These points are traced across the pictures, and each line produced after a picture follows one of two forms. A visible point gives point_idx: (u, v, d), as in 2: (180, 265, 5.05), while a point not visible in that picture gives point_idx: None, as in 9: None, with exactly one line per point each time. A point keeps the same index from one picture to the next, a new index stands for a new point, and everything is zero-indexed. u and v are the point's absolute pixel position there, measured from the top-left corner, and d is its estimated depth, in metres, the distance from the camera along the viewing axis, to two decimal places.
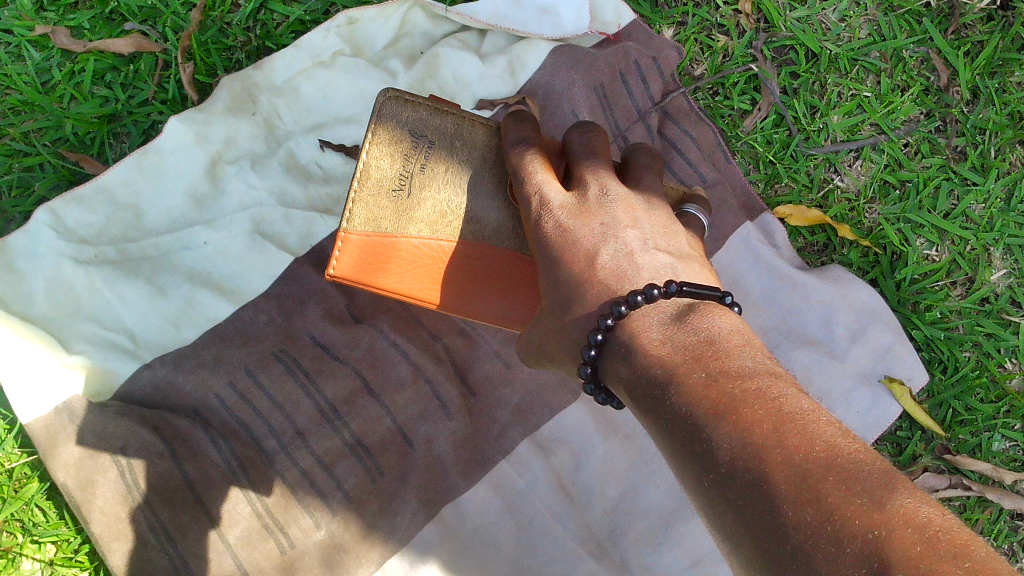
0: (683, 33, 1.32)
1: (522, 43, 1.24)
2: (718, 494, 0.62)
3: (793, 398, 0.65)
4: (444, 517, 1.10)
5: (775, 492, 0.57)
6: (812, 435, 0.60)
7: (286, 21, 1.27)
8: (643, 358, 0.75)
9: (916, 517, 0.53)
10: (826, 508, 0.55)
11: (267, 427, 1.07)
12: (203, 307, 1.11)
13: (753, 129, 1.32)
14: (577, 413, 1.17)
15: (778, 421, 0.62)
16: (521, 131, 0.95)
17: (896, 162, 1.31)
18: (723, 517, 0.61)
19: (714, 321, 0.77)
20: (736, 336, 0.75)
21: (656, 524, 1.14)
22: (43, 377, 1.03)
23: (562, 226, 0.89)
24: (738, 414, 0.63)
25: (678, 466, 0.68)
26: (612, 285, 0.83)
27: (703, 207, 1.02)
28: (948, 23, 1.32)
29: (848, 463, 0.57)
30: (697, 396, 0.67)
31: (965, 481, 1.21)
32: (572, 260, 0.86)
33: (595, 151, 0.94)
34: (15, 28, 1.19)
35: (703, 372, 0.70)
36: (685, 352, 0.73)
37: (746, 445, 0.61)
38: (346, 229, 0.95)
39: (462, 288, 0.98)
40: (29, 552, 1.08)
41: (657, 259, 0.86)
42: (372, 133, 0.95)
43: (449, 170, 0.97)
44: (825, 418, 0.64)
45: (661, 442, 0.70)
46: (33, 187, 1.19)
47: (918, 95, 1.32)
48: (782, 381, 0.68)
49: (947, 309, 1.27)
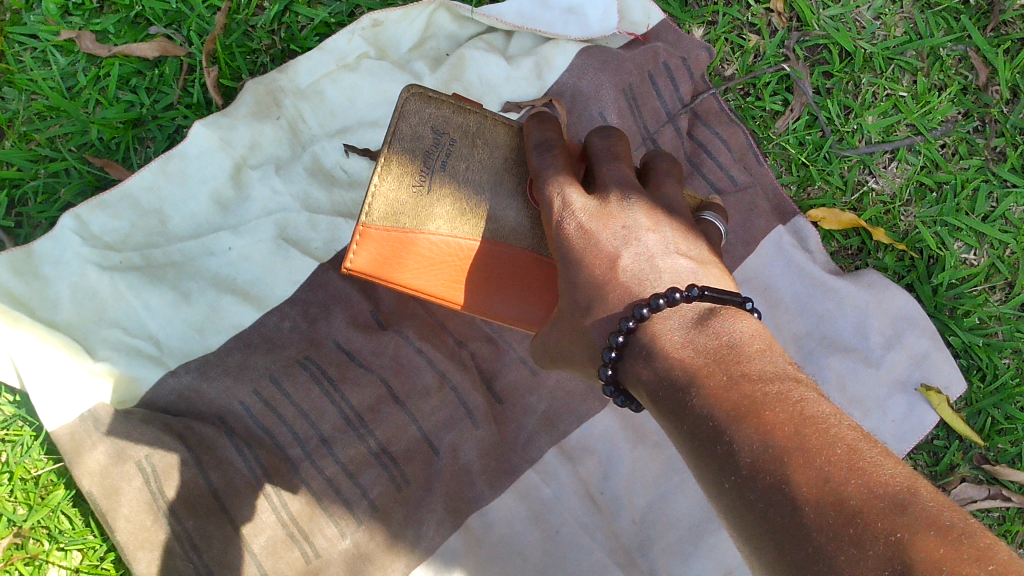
0: (713, 33, 1.30)
1: (550, 44, 1.23)
2: (739, 496, 0.60)
3: (815, 403, 0.63)
4: (469, 526, 1.08)
5: (797, 496, 0.56)
6: (834, 438, 0.58)
7: (310, 23, 1.25)
8: (664, 361, 0.73)
9: (939, 519, 0.51)
10: (847, 511, 0.53)
11: (291, 435, 1.06)
12: (228, 314, 1.10)
13: (785, 130, 1.29)
14: (605, 421, 1.15)
15: (800, 424, 0.60)
16: (544, 131, 0.93)
17: (933, 163, 1.28)
18: (745, 520, 0.59)
19: (735, 324, 0.74)
20: (757, 339, 0.72)
21: (686, 534, 1.12)
22: (69, 385, 1.02)
23: (584, 229, 0.86)
24: (760, 417, 0.62)
25: (698, 470, 0.66)
26: (634, 290, 0.81)
27: (721, 215, 0.98)
28: (987, 20, 1.29)
29: (871, 467, 0.55)
30: (718, 399, 0.65)
31: (1004, 492, 1.19)
32: (593, 263, 0.84)
33: (616, 155, 0.92)
34: (41, 33, 1.19)
35: (724, 374, 0.68)
36: (706, 355, 0.71)
37: (768, 447, 0.59)
38: (364, 223, 0.93)
39: (480, 288, 0.97)
40: (56, 559, 1.08)
41: (678, 263, 0.83)
42: (395, 127, 0.93)
43: (470, 166, 0.96)
44: (847, 422, 0.62)
45: (682, 445, 0.68)
46: (59, 194, 1.19)
47: (955, 95, 1.28)
48: (803, 386, 0.66)
49: (986, 315, 1.24)
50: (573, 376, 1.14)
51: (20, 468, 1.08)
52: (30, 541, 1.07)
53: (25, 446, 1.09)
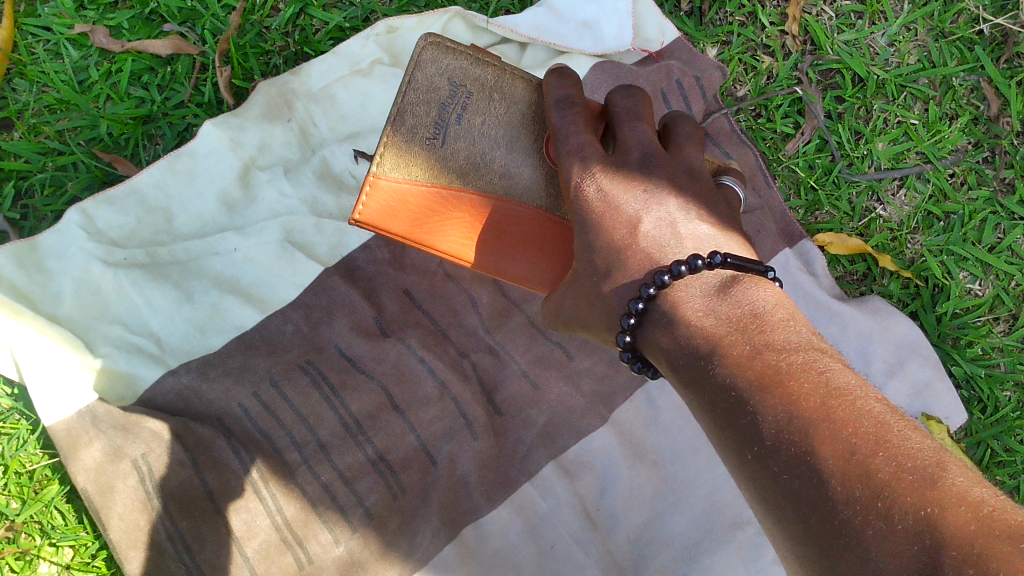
0: (727, 53, 1.31)
1: (564, 57, 1.25)
2: (763, 468, 0.61)
3: (839, 373, 0.64)
4: (464, 538, 1.07)
5: (822, 466, 0.56)
6: (860, 410, 0.59)
7: (324, 27, 1.25)
8: (686, 329, 0.73)
9: (968, 494, 0.51)
10: (875, 483, 0.54)
11: (289, 439, 1.05)
12: (230, 315, 1.10)
13: (795, 153, 1.30)
14: (604, 439, 1.14)
15: (825, 395, 0.60)
16: (563, 86, 0.91)
17: (942, 193, 1.28)
18: (769, 489, 0.60)
19: (759, 294, 0.74)
20: (780, 309, 0.73)
21: (680, 554, 1.11)
22: (67, 379, 1.01)
23: (604, 191, 0.85)
24: (785, 388, 0.62)
25: (719, 439, 0.67)
26: (654, 255, 0.81)
27: (739, 179, 0.97)
28: (1001, 52, 1.29)
29: (898, 439, 0.56)
30: (743, 368, 0.66)
31: None
32: (612, 226, 0.83)
33: (638, 115, 0.90)
34: (55, 25, 1.19)
35: (747, 344, 0.68)
36: (730, 324, 0.71)
37: (793, 418, 0.60)
38: (375, 174, 0.93)
39: (491, 247, 0.96)
40: (47, 555, 1.07)
41: (699, 230, 0.83)
42: (410, 77, 0.92)
43: (485, 121, 0.95)
44: (872, 394, 0.62)
45: (701, 413, 0.69)
46: (65, 187, 1.18)
47: (967, 124, 1.29)
48: (827, 357, 0.66)
49: (988, 346, 1.24)
50: (573, 391, 1.15)
51: (15, 462, 1.08)
52: (21, 535, 1.06)
53: (21, 440, 1.08)
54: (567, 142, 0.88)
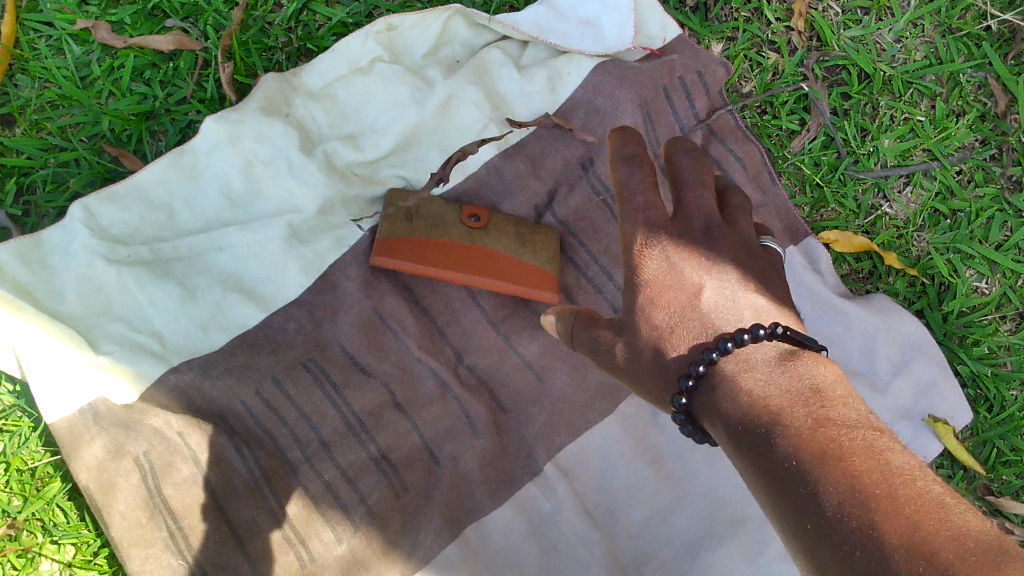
0: (733, 49, 1.31)
1: (565, 57, 1.23)
2: (820, 541, 0.59)
3: (900, 457, 0.63)
4: (466, 537, 1.07)
5: (884, 541, 0.55)
6: (922, 492, 0.58)
7: (328, 23, 1.26)
8: (743, 399, 0.72)
9: None
10: (938, 561, 0.53)
11: (292, 437, 1.05)
12: (234, 313, 1.08)
13: (800, 150, 1.30)
14: (604, 434, 1.14)
15: (889, 476, 0.60)
16: (629, 144, 0.86)
17: (949, 190, 1.28)
18: (822, 560, 0.59)
19: (819, 370, 0.73)
20: (840, 387, 0.72)
21: (682, 553, 1.11)
22: (70, 377, 0.99)
23: (666, 264, 0.81)
24: (848, 465, 0.61)
25: (772, 511, 0.65)
26: (715, 322, 0.79)
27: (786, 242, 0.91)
28: (1009, 48, 1.29)
29: (962, 527, 0.55)
30: (805, 443, 0.65)
31: (1009, 525, 1.18)
32: (668, 301, 0.81)
33: (704, 181, 0.86)
34: (57, 21, 1.19)
35: (811, 420, 0.67)
36: (790, 396, 0.70)
37: (856, 493, 0.59)
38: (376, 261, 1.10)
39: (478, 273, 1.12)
40: (49, 552, 1.06)
41: (756, 301, 0.80)
42: None
43: None
44: (934, 481, 0.61)
45: (760, 487, 0.67)
46: (67, 183, 1.17)
47: (974, 121, 1.29)
48: (887, 438, 0.65)
49: (995, 344, 1.23)
50: (577, 387, 1.15)
51: (17, 459, 1.08)
52: (23, 533, 1.06)
53: (22, 437, 1.08)
54: (634, 200, 0.84)
